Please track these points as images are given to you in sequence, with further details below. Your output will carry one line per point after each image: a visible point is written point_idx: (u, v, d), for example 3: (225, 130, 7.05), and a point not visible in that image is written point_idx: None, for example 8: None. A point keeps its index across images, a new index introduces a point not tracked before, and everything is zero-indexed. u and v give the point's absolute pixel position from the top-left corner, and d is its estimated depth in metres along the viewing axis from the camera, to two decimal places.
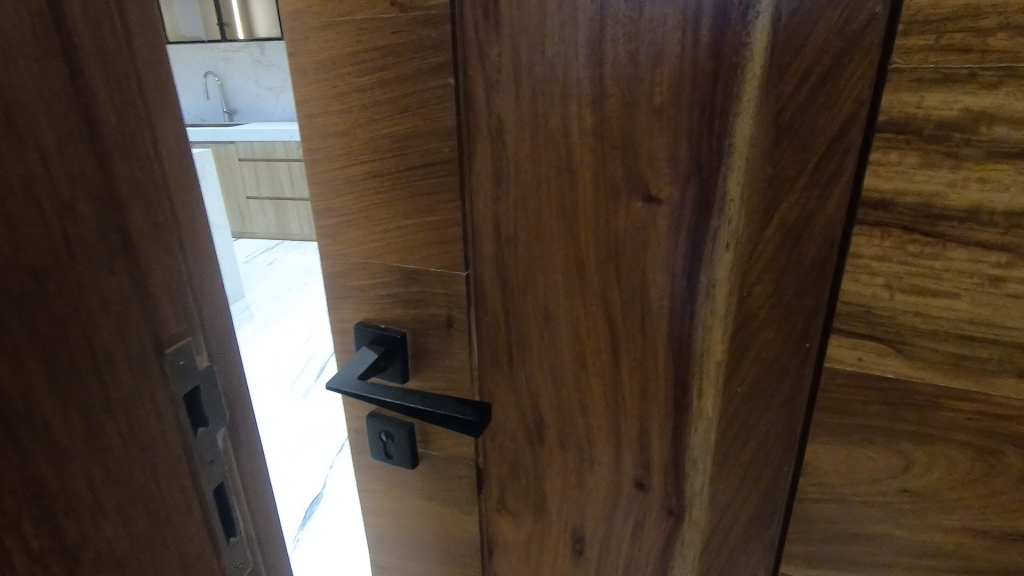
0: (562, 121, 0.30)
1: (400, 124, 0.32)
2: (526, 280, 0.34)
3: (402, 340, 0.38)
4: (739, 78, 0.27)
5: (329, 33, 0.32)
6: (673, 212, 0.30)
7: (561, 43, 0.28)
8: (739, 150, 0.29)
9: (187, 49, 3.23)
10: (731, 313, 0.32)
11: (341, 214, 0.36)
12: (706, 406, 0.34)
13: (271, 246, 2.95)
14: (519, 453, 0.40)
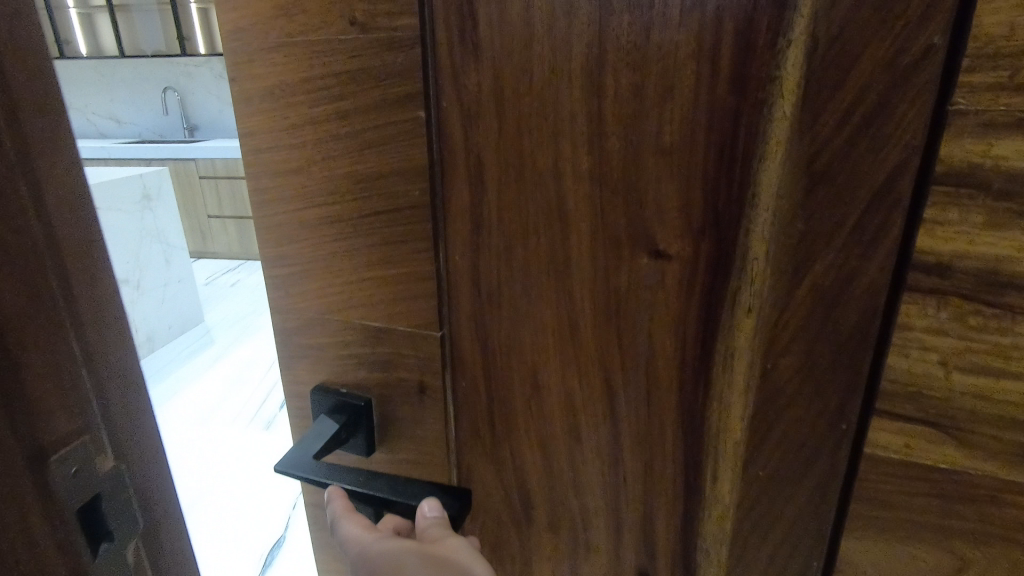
0: (555, 162, 0.26)
1: (365, 161, 0.29)
2: (510, 342, 0.30)
3: (367, 405, 0.34)
4: (765, 115, 0.23)
5: (278, 56, 0.28)
6: (683, 270, 0.26)
7: (552, 71, 0.25)
8: (765, 201, 0.24)
9: (150, 64, 3.33)
10: (752, 389, 0.27)
11: (297, 262, 0.33)
12: (723, 492, 0.30)
13: (233, 269, 2.98)
14: (502, 533, 0.35)
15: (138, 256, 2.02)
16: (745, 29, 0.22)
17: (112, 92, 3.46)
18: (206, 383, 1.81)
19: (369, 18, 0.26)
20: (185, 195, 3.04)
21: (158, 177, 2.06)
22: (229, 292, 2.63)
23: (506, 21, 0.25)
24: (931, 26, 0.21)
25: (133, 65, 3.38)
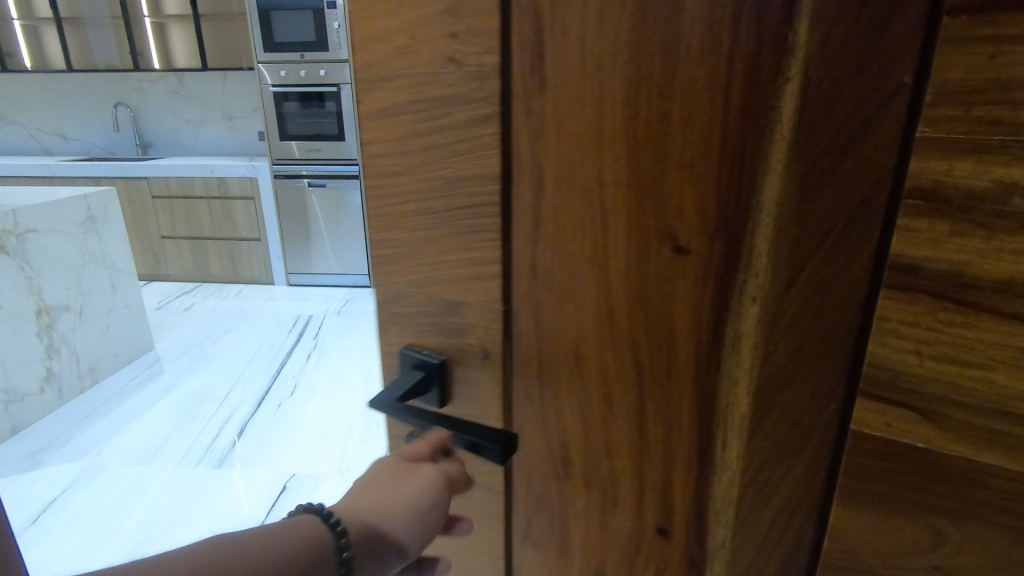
0: (598, 169, 0.32)
1: (451, 166, 0.36)
2: (557, 319, 0.36)
3: (444, 363, 0.41)
4: (768, 133, 0.28)
5: (392, 85, 0.36)
6: (701, 262, 0.31)
7: (599, 93, 0.30)
8: (767, 208, 0.29)
9: (105, 85, 4.19)
10: (755, 367, 0.31)
11: (392, 246, 0.40)
12: (730, 459, 0.33)
13: (189, 292, 3.90)
14: (545, 488, 0.40)
15: (82, 285, 2.49)
16: (752, 60, 0.27)
17: (59, 109, 4.28)
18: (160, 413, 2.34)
19: (465, 56, 0.33)
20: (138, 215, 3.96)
21: (103, 202, 2.57)
22: (179, 317, 3.44)
23: (566, 53, 0.30)
24: (902, 67, 0.27)
25: (89, 82, 4.19)
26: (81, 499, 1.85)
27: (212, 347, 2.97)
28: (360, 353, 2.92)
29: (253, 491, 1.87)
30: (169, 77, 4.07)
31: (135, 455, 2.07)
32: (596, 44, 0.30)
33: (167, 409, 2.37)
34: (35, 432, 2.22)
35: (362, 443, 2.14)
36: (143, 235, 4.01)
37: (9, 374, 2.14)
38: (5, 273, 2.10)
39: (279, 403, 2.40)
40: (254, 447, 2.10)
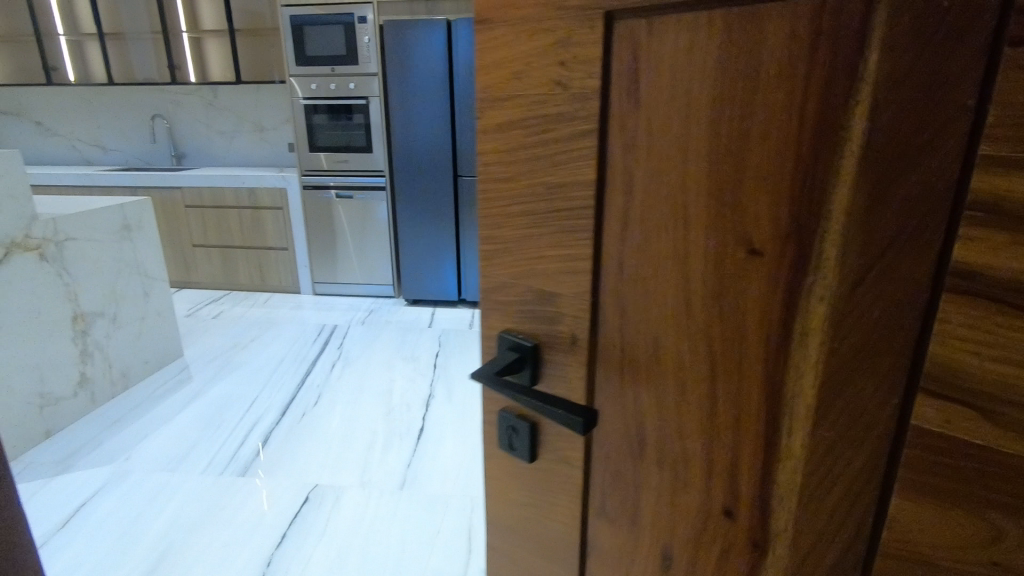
0: (680, 179, 0.38)
1: (555, 176, 0.44)
2: (639, 305, 0.43)
3: (534, 350, 0.50)
4: (839, 154, 0.32)
5: (507, 112, 0.45)
6: (773, 264, 0.36)
7: (682, 118, 0.37)
8: (837, 218, 0.33)
9: (145, 98, 4.40)
10: (823, 361, 0.35)
11: (502, 244, 0.50)
12: (795, 446, 0.38)
13: (217, 300, 4.03)
14: (621, 457, 0.48)
15: (120, 291, 2.56)
16: (826, 93, 0.31)
17: (100, 122, 4.53)
18: (189, 420, 2.44)
19: (572, 82, 0.41)
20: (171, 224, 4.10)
21: (139, 209, 2.62)
22: (209, 323, 3.60)
23: (657, 83, 0.38)
24: (967, 86, 0.28)
25: (131, 96, 4.42)
26: (111, 504, 1.92)
27: (239, 356, 3.08)
28: (382, 364, 2.98)
29: (276, 500, 1.92)
30: (203, 90, 4.23)
31: (160, 462, 2.15)
32: (683, 79, 0.36)
33: (195, 416, 2.47)
34: (67, 437, 2.28)
35: (383, 454, 2.18)
36: (176, 243, 4.15)
37: (45, 378, 2.21)
38: (44, 279, 2.20)
39: (302, 413, 2.47)
40: (276, 457, 2.16)
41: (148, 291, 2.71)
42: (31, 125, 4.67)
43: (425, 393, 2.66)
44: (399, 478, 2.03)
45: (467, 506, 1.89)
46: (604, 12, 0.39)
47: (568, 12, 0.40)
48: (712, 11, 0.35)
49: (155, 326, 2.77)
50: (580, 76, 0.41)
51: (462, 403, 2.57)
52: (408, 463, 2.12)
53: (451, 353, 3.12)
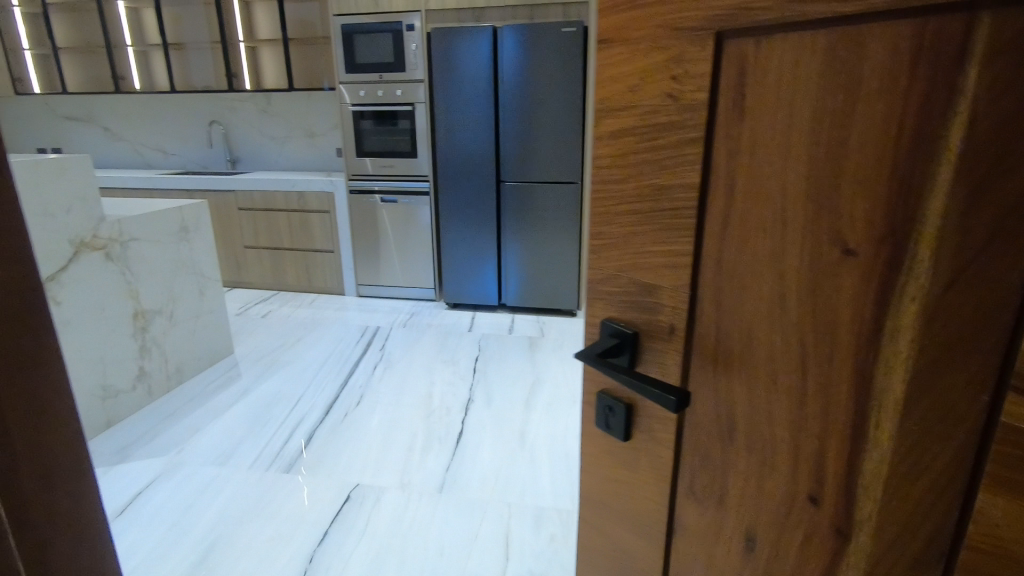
0: (780, 183, 0.41)
1: (660, 176, 0.48)
2: (734, 300, 0.46)
3: (634, 335, 0.54)
4: (936, 160, 0.33)
5: (618, 116, 0.49)
6: (867, 263, 0.38)
7: (785, 126, 0.40)
8: (931, 220, 0.34)
9: (204, 104, 4.61)
10: (912, 356, 0.37)
11: (605, 239, 0.54)
12: (882, 438, 0.40)
13: (267, 299, 4.21)
14: (711, 443, 0.51)
15: (177, 289, 2.72)
16: (925, 103, 0.33)
17: (162, 128, 4.78)
18: (239, 415, 2.56)
19: (681, 93, 0.45)
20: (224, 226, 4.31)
21: (197, 212, 2.76)
22: (258, 321, 3.77)
23: (763, 95, 0.41)
24: None
25: (191, 102, 4.65)
26: (165, 494, 2.02)
27: (285, 355, 3.20)
28: (423, 367, 3.04)
29: (319, 497, 1.99)
30: (258, 96, 4.42)
31: (209, 456, 2.25)
32: (785, 90, 0.39)
33: (244, 411, 2.59)
34: (127, 426, 2.45)
35: (422, 456, 2.24)
36: (228, 244, 4.36)
37: (107, 371, 2.38)
38: (109, 276, 2.35)
39: (344, 413, 2.56)
40: (319, 455, 2.24)
41: (203, 291, 2.88)
42: (99, 131, 4.98)
43: (465, 397, 2.71)
44: (438, 480, 2.08)
45: (504, 511, 1.92)
46: (716, 27, 0.42)
47: (682, 28, 0.43)
48: (816, 26, 0.37)
49: (208, 325, 2.93)
50: (692, 85, 0.44)
51: (501, 407, 2.60)
52: (447, 466, 2.17)
53: (490, 357, 3.16)
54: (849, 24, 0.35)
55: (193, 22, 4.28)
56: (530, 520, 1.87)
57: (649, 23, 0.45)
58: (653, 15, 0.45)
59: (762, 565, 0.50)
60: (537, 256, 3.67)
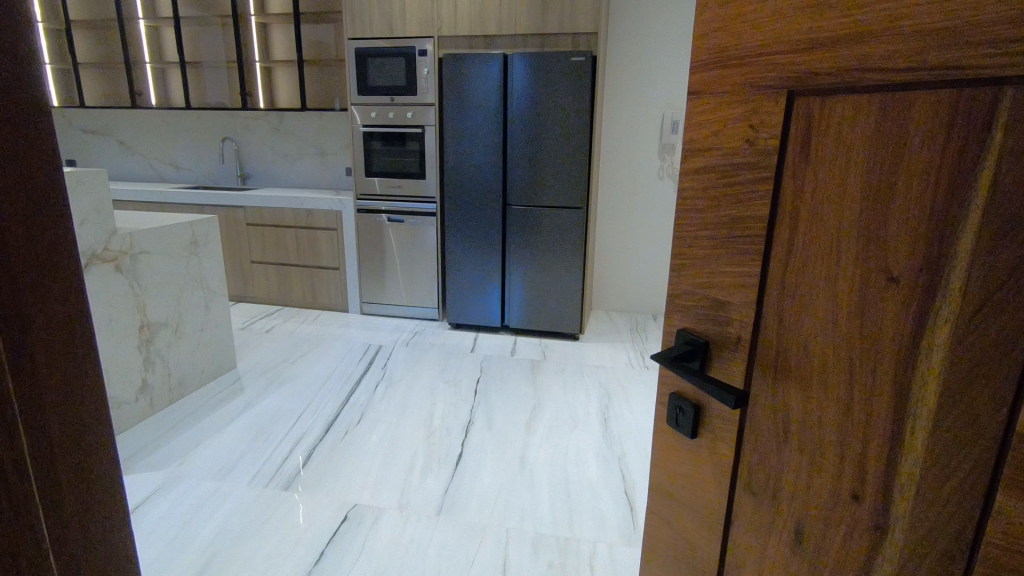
0: (835, 220, 0.50)
1: (736, 209, 0.58)
2: (794, 317, 0.55)
3: (705, 345, 0.64)
4: (967, 204, 0.41)
5: (703, 157, 0.60)
6: (907, 289, 0.45)
7: (841, 173, 0.49)
8: (961, 255, 0.41)
9: (219, 121, 4.76)
10: (944, 371, 0.44)
11: (685, 260, 0.64)
12: (918, 441, 0.46)
13: (270, 314, 4.28)
14: (767, 442, 0.59)
15: (186, 301, 2.81)
16: (959, 159, 0.41)
17: (177, 143, 4.93)
18: (242, 430, 2.61)
19: (757, 140, 0.55)
20: (233, 242, 4.41)
21: (207, 228, 2.88)
22: (263, 336, 3.84)
23: (824, 147, 0.50)
24: None
25: (206, 119, 4.80)
26: (164, 506, 2.05)
27: (288, 371, 3.25)
28: (425, 387, 3.09)
29: (317, 517, 2.02)
30: (271, 115, 4.57)
31: (209, 470, 2.29)
32: (843, 142, 0.48)
33: (248, 426, 2.64)
34: (130, 437, 2.50)
35: (421, 477, 2.27)
36: (236, 259, 4.45)
37: (113, 382, 2.43)
38: (118, 289, 2.42)
39: (345, 431, 2.61)
40: (317, 474, 2.27)
41: (209, 305, 2.97)
42: (116, 143, 5.14)
43: (466, 419, 2.75)
44: (437, 503, 2.11)
45: (503, 535, 1.94)
46: (787, 88, 0.51)
47: (759, 88, 0.53)
48: (870, 92, 0.45)
49: (214, 336, 3.03)
50: (767, 134, 0.54)
51: (502, 430, 2.65)
52: (445, 488, 2.20)
53: (491, 379, 3.21)
54: (897, 92, 0.44)
55: (209, 40, 4.34)
56: (526, 545, 1.89)
57: (733, 84, 0.56)
58: (737, 76, 0.55)
59: (810, 557, 0.57)
60: (540, 279, 3.72)
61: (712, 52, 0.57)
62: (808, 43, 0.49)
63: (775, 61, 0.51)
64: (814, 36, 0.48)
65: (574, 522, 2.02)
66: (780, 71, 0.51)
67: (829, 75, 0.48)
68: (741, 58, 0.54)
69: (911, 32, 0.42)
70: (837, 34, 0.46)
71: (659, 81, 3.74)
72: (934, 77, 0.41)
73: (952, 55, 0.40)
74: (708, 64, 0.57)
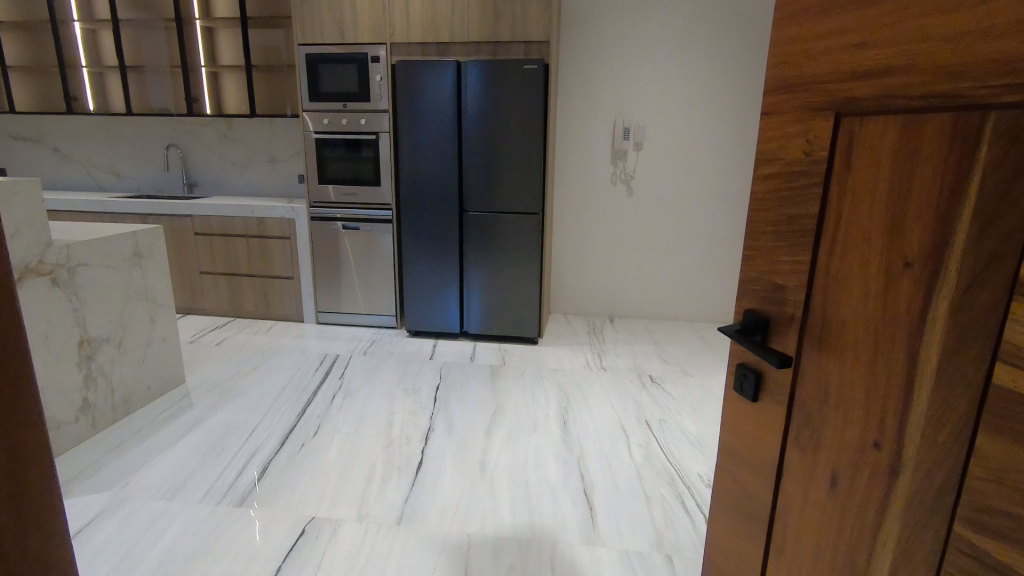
0: (866, 218, 0.63)
1: (794, 208, 0.74)
2: (834, 296, 0.69)
3: (766, 321, 0.80)
4: (963, 205, 0.53)
5: (773, 167, 0.77)
6: (918, 271, 0.58)
7: (871, 181, 0.62)
8: (957, 245, 0.54)
9: (163, 128, 4.65)
10: (943, 337, 0.56)
11: (757, 251, 0.81)
12: (922, 396, 0.59)
13: (222, 326, 4.21)
14: (811, 401, 0.74)
15: (132, 314, 2.79)
16: (956, 170, 0.54)
17: (119, 150, 4.79)
18: (195, 445, 2.59)
19: (811, 155, 0.70)
20: (180, 253, 4.31)
21: (150, 239, 2.84)
22: (213, 349, 3.78)
23: (861, 161, 0.64)
24: None
25: (150, 125, 4.68)
26: (107, 532, 1.98)
27: (239, 385, 3.22)
28: (384, 395, 3.14)
29: (273, 533, 2.01)
30: (219, 121, 4.50)
31: (158, 491, 2.24)
32: (874, 155, 0.62)
33: (204, 441, 2.62)
34: (72, 457, 2.44)
35: (382, 486, 2.32)
36: (184, 271, 4.36)
37: (50, 402, 2.37)
38: (55, 303, 2.37)
39: (301, 444, 2.61)
40: (272, 490, 2.27)
41: (154, 319, 2.93)
42: (50, 152, 4.91)
43: (426, 426, 2.81)
44: (397, 513, 2.14)
45: (464, 541, 1.99)
46: (834, 109, 0.67)
47: (815, 111, 0.70)
48: (894, 116, 0.59)
49: (158, 351, 2.98)
50: (819, 147, 0.69)
51: (462, 436, 2.72)
52: (406, 497, 2.25)
53: (451, 385, 3.29)
54: (912, 113, 0.57)
55: (152, 45, 4.24)
56: (488, 550, 1.95)
57: (794, 107, 0.73)
58: (799, 100, 0.72)
59: (841, 497, 0.70)
60: (499, 285, 3.81)
61: (781, 80, 0.75)
62: (848, 75, 0.64)
63: (827, 88, 0.68)
64: (854, 70, 0.64)
65: (535, 525, 2.09)
66: (829, 96, 0.67)
67: (867, 100, 0.62)
68: (801, 85, 0.72)
69: (924, 68, 0.56)
70: (871, 68, 0.61)
71: (610, 89, 3.91)
72: (942, 106, 0.54)
73: (951, 87, 0.54)
74: (780, 90, 0.75)
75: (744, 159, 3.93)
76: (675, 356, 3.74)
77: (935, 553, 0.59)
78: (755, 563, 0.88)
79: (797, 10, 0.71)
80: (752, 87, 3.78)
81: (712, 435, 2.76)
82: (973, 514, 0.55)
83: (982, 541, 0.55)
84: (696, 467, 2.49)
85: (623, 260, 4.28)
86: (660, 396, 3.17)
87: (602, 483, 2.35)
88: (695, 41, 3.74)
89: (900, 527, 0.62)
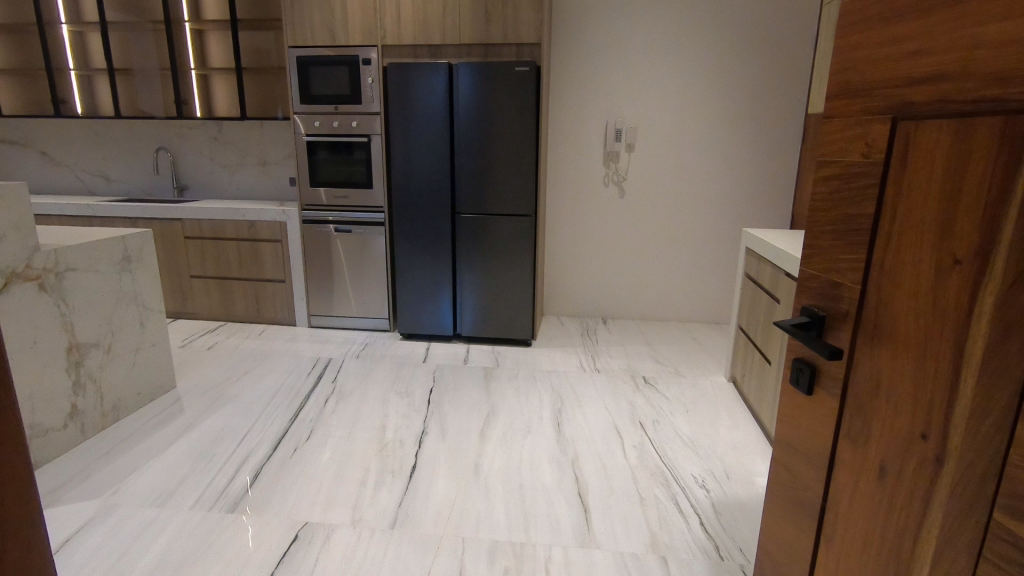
0: (921, 216, 0.66)
1: (851, 208, 0.77)
2: (889, 292, 0.71)
3: (822, 316, 0.83)
4: (1009, 202, 0.55)
5: (832, 167, 0.81)
6: (966, 266, 0.60)
7: (925, 179, 0.65)
8: (1003, 241, 0.56)
9: (153, 131, 4.61)
10: (988, 331, 0.58)
11: (815, 249, 0.84)
12: (966, 389, 0.60)
13: (213, 331, 4.17)
14: (864, 392, 0.76)
15: (123, 320, 2.75)
16: (1004, 168, 0.56)
17: (108, 153, 4.74)
18: (186, 451, 2.56)
19: (870, 156, 0.74)
20: (172, 257, 4.28)
21: (139, 244, 2.82)
22: (204, 353, 3.75)
23: (916, 162, 0.66)
24: None
25: (140, 128, 4.64)
26: (95, 541, 1.95)
27: (231, 390, 3.19)
28: (376, 399, 3.13)
29: (266, 540, 1.98)
30: (210, 124, 4.46)
31: (150, 497, 2.22)
32: (929, 156, 0.65)
33: (196, 446, 2.61)
34: (61, 464, 2.42)
35: (375, 491, 2.30)
36: (175, 275, 4.32)
37: (37, 409, 2.34)
38: (43, 309, 2.34)
39: (294, 448, 2.60)
40: (264, 495, 2.25)
41: (144, 323, 2.89)
42: (39, 155, 4.85)
43: (419, 430, 2.79)
44: (391, 517, 2.13)
45: (458, 546, 1.98)
46: (893, 113, 0.71)
47: (875, 116, 0.73)
48: (949, 120, 0.62)
49: (149, 356, 2.95)
50: (877, 150, 0.72)
51: (456, 439, 2.71)
52: (399, 501, 2.24)
53: (443, 388, 3.28)
54: (966, 117, 0.60)
55: (143, 47, 4.20)
56: (482, 553, 1.95)
57: (858, 110, 0.77)
58: (863, 104, 0.76)
59: (888, 488, 0.72)
60: (492, 288, 3.80)
61: (846, 86, 0.79)
62: (908, 79, 0.68)
63: (889, 93, 0.72)
64: (912, 75, 0.68)
65: (530, 529, 2.08)
66: (890, 101, 0.71)
67: (926, 105, 0.66)
68: (865, 89, 0.76)
69: (978, 74, 0.59)
70: (929, 72, 0.65)
71: (602, 90, 3.93)
72: (994, 110, 0.57)
73: (1002, 91, 0.56)
74: (843, 96, 0.80)
75: (736, 161, 3.95)
76: (669, 356, 3.75)
77: (976, 540, 0.60)
78: (803, 552, 0.90)
79: (864, 20, 0.75)
80: (743, 87, 3.80)
81: (705, 435, 2.77)
82: (1010, 502, 0.56)
83: (1019, 528, 0.56)
84: (690, 467, 2.50)
85: (620, 262, 4.29)
86: (654, 396, 3.19)
87: (595, 485, 2.36)
88: (687, 43, 3.76)
89: (941, 514, 0.64)
